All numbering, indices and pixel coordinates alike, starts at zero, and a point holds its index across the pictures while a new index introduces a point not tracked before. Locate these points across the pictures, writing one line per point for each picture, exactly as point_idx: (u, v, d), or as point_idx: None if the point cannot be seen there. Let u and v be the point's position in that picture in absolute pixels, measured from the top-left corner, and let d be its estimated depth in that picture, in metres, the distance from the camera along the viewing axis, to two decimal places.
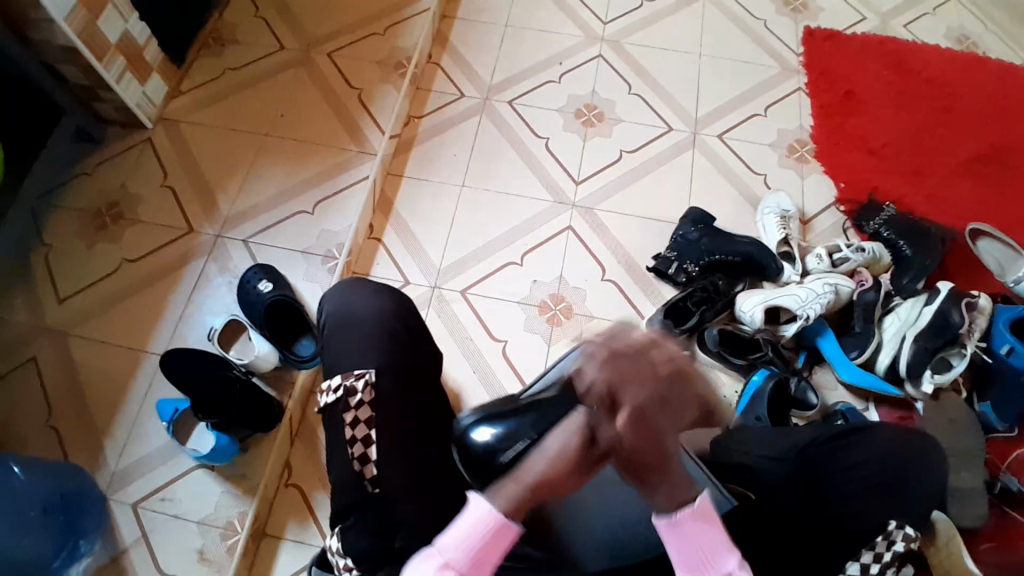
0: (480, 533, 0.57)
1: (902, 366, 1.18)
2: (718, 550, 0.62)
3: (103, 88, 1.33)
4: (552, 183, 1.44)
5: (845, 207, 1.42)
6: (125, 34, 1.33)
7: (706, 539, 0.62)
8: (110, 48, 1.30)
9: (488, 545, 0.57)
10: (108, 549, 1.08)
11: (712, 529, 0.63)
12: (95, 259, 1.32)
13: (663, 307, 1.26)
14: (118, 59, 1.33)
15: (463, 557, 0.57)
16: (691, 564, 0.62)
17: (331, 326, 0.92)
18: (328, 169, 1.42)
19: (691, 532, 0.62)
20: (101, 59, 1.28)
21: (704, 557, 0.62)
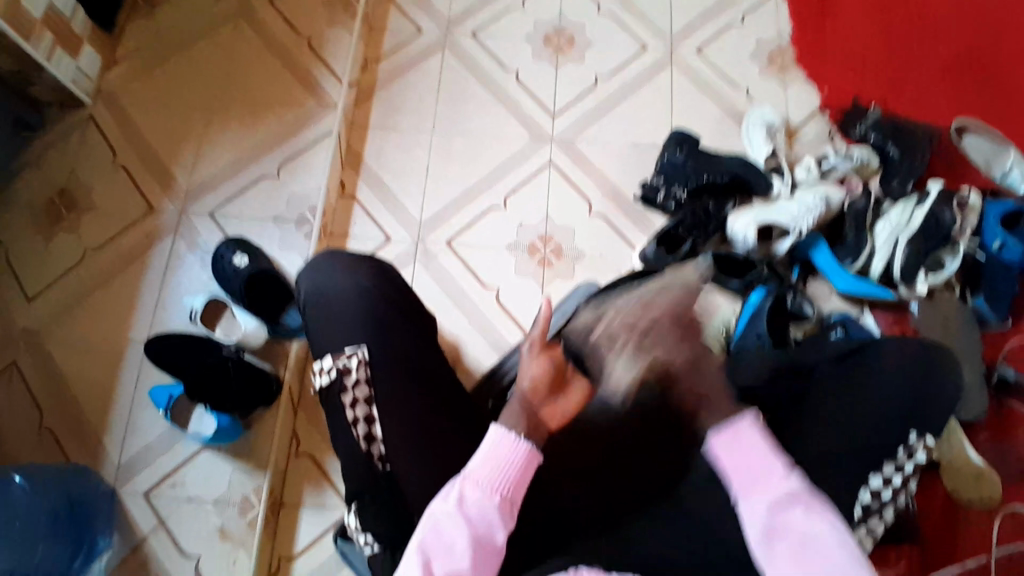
0: (496, 452, 0.73)
1: (896, 269, 1.18)
2: (763, 459, 0.72)
3: (36, 70, 1.23)
4: (528, 119, 1.37)
5: (829, 113, 1.37)
6: (50, 7, 1.21)
7: (760, 450, 0.72)
8: (37, 24, 1.18)
9: (506, 459, 0.72)
10: (128, 541, 1.07)
11: (755, 438, 0.73)
12: (57, 252, 1.24)
13: (655, 237, 1.22)
14: (47, 34, 1.21)
15: (485, 472, 0.72)
16: (742, 467, 0.72)
17: (312, 305, 0.89)
18: (288, 128, 1.34)
19: (737, 442, 0.73)
20: (29, 38, 1.17)
21: (750, 464, 0.72)
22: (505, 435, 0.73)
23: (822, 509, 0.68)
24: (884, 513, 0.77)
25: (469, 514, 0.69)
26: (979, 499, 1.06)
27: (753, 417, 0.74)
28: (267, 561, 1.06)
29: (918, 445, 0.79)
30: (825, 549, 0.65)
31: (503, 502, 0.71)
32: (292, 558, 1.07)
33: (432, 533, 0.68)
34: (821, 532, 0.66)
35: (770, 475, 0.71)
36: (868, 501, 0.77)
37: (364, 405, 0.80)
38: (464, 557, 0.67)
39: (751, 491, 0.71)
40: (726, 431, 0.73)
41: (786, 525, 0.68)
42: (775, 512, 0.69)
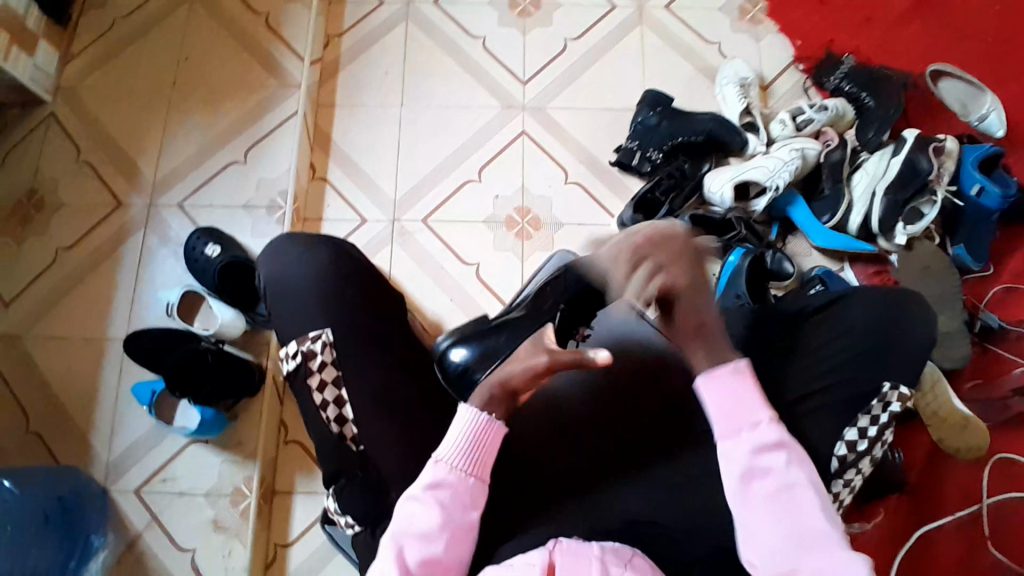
0: (466, 436, 0.74)
1: (874, 221, 1.18)
2: (750, 407, 0.73)
3: None
4: (498, 87, 1.34)
5: (803, 65, 1.35)
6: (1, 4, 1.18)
7: (746, 395, 0.73)
8: None
9: (476, 441, 0.74)
10: (123, 538, 1.07)
11: (744, 384, 0.74)
12: (27, 253, 1.22)
13: (632, 203, 1.21)
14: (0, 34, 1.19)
15: (456, 455, 0.73)
16: (728, 410, 0.73)
17: (274, 295, 0.87)
18: (252, 111, 1.30)
19: (723, 383, 0.74)
20: None
21: (737, 408, 0.73)
22: (475, 420, 0.74)
23: (799, 456, 0.71)
24: (860, 465, 0.78)
25: (443, 499, 0.71)
26: (966, 448, 1.07)
27: (749, 363, 0.75)
28: (264, 547, 1.07)
29: (892, 395, 0.79)
30: (798, 494, 0.69)
31: (477, 482, 0.73)
32: (287, 544, 1.08)
33: (406, 518, 0.70)
34: (797, 481, 0.70)
35: (758, 419, 0.72)
36: (844, 454, 0.77)
37: (333, 388, 0.80)
38: (441, 542, 0.69)
39: (735, 434, 0.72)
40: (719, 373, 0.74)
41: (765, 470, 0.71)
42: (758, 455, 0.71)
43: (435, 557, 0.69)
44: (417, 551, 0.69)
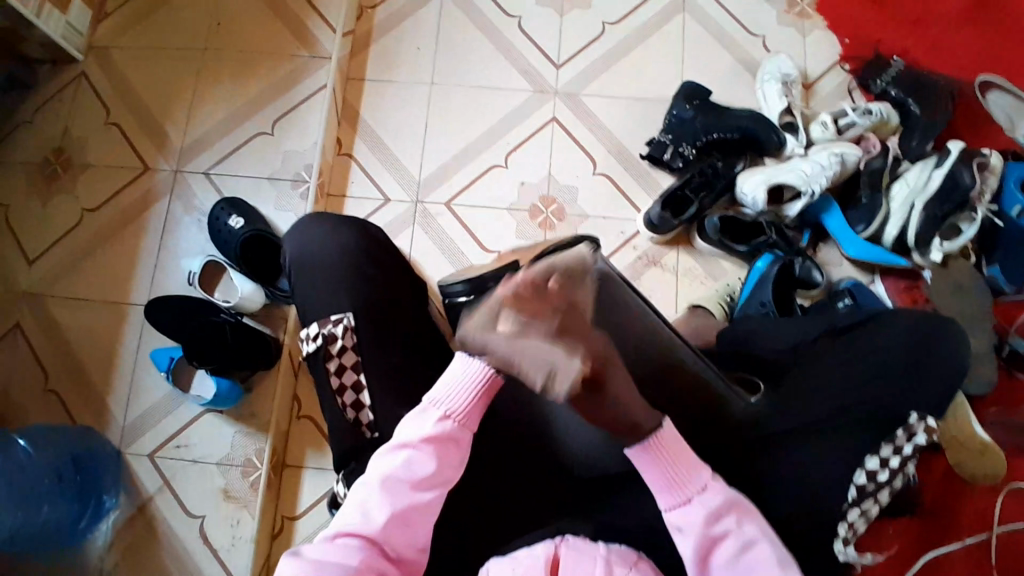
0: (469, 387, 0.72)
1: (909, 236, 1.13)
2: (689, 473, 0.68)
3: (24, 26, 1.19)
4: (531, 70, 1.31)
5: (849, 65, 1.29)
6: None
7: (681, 461, 0.68)
8: None
9: (478, 393, 0.72)
10: (133, 501, 1.10)
11: (678, 450, 0.69)
12: (54, 213, 1.23)
13: (660, 198, 1.17)
14: None
15: (457, 406, 0.72)
16: (668, 483, 0.68)
17: (296, 274, 0.87)
18: (281, 82, 1.29)
19: (655, 462, 0.68)
20: None
21: (680, 477, 0.68)
22: (481, 373, 0.71)
23: (747, 513, 0.68)
24: (879, 496, 0.75)
25: (440, 447, 0.70)
26: (981, 474, 1.05)
27: (668, 427, 0.68)
28: (271, 518, 1.10)
29: (919, 426, 0.76)
30: (756, 555, 0.66)
31: (471, 430, 0.72)
32: (295, 516, 1.10)
33: (400, 463, 0.69)
34: (754, 538, 0.67)
35: (700, 484, 0.68)
36: (863, 482, 0.74)
37: (352, 372, 0.80)
38: (432, 488, 0.69)
39: (683, 503, 0.68)
40: (644, 453, 0.68)
41: (721, 533, 0.67)
42: (708, 525, 0.67)
43: (424, 501, 0.69)
44: (408, 497, 0.68)
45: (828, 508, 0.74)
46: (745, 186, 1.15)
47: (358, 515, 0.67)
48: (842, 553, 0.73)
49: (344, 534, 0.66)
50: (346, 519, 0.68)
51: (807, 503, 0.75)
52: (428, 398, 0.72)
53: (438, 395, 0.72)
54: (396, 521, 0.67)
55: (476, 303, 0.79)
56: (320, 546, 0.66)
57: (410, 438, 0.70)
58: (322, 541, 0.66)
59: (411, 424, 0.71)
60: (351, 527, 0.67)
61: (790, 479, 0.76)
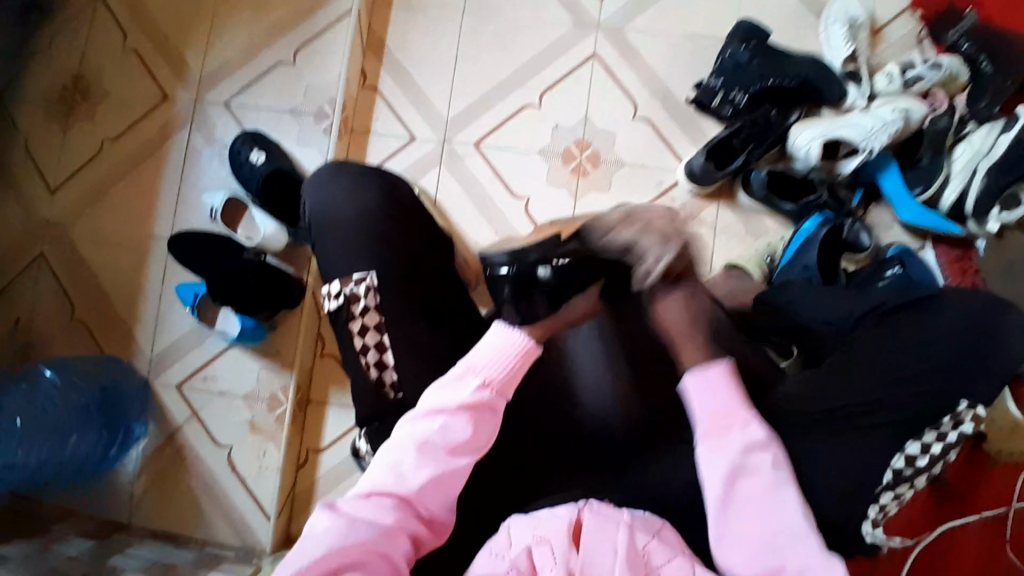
0: (508, 358, 0.72)
1: (969, 203, 1.05)
2: (736, 407, 0.70)
3: None
4: (572, 1, 1.20)
5: (921, 12, 1.16)
6: None
7: (729, 397, 0.71)
8: None
9: (516, 365, 0.72)
10: (161, 431, 1.14)
11: (732, 387, 0.71)
12: (75, 141, 1.20)
13: (705, 147, 1.09)
14: None
15: (495, 376, 0.71)
16: (717, 408, 0.70)
17: (315, 226, 0.84)
18: (304, 6, 1.21)
19: (709, 380, 0.71)
20: None
21: (726, 408, 0.70)
22: (523, 344, 0.72)
23: (785, 456, 0.68)
24: (914, 481, 0.73)
25: (477, 413, 0.69)
26: (1009, 453, 1.03)
27: (730, 365, 0.72)
28: (296, 450, 1.12)
29: (967, 414, 0.74)
30: (786, 494, 0.66)
31: (506, 400, 0.72)
32: (320, 450, 1.12)
33: (437, 427, 0.68)
34: (785, 478, 0.67)
35: (747, 416, 0.70)
36: (901, 467, 0.72)
37: (374, 334, 0.78)
38: (466, 453, 0.68)
39: (724, 433, 0.69)
40: (709, 371, 0.72)
41: (754, 467, 0.67)
42: (745, 454, 0.67)
43: (457, 469, 0.68)
44: (444, 461, 0.67)
45: (857, 496, 0.71)
46: (799, 140, 1.07)
47: (390, 474, 0.66)
48: (869, 535, 0.72)
49: (377, 493, 0.65)
50: (379, 479, 0.66)
51: (838, 493, 0.71)
52: (467, 366, 0.72)
53: (476, 364, 0.72)
54: (431, 485, 0.66)
55: (520, 275, 0.72)
56: (353, 504, 0.65)
57: (448, 402, 0.69)
58: (355, 500, 0.65)
59: (448, 390, 0.70)
60: (384, 487, 0.66)
61: (821, 465, 0.72)
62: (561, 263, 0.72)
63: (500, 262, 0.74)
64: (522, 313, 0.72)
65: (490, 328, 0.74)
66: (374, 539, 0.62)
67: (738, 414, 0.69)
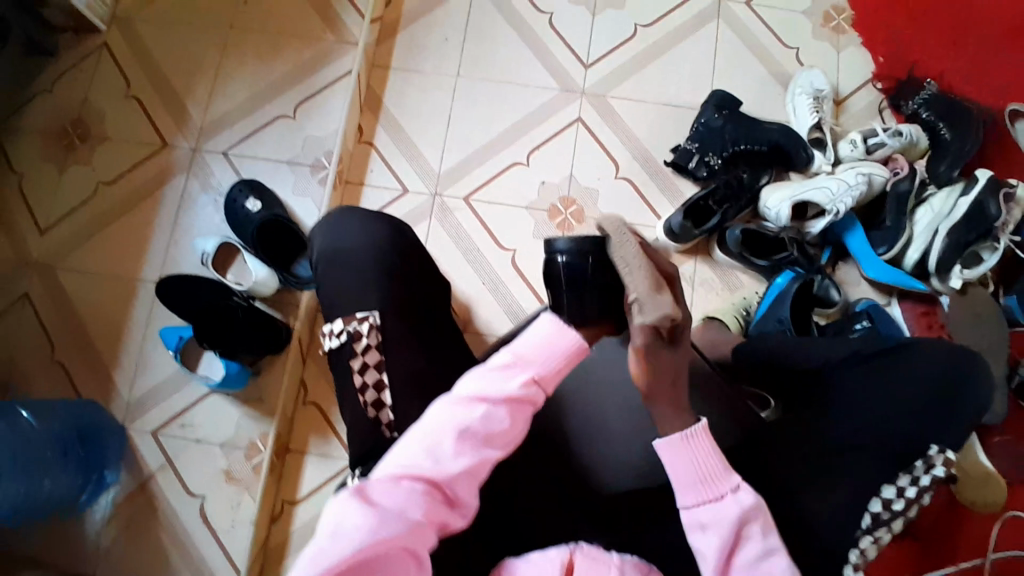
0: (558, 353, 0.71)
1: (931, 261, 1.12)
2: (720, 473, 0.68)
3: None
4: (559, 68, 1.29)
5: (881, 84, 1.27)
6: None
7: (713, 463, 0.68)
8: None
9: (563, 364, 0.71)
10: (134, 478, 1.10)
11: (713, 455, 0.68)
12: (69, 184, 1.22)
13: (683, 207, 1.14)
14: None
15: (541, 370, 0.71)
16: (698, 479, 0.68)
17: (327, 259, 0.89)
18: (305, 64, 1.27)
19: (689, 454, 0.68)
20: None
21: (710, 475, 0.68)
22: (574, 345, 0.72)
23: (771, 522, 0.67)
24: (893, 525, 0.74)
25: (517, 405, 0.69)
26: (982, 502, 1.04)
27: (705, 429, 0.69)
28: (271, 502, 1.09)
29: (937, 458, 0.76)
30: (777, 564, 0.65)
31: (546, 393, 0.72)
32: (296, 502, 1.09)
33: (478, 415, 0.67)
34: (774, 546, 0.66)
35: (734, 484, 0.67)
36: (878, 511, 0.74)
37: (374, 372, 0.80)
38: (500, 443, 0.67)
39: (711, 502, 0.67)
40: (690, 441, 0.68)
41: (747, 536, 0.66)
42: (735, 525, 0.65)
43: (490, 458, 0.67)
44: (479, 452, 0.66)
45: (838, 534, 0.73)
46: (771, 200, 1.14)
47: (426, 458, 0.65)
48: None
49: (409, 477, 0.63)
50: (412, 461, 0.64)
51: (820, 528, 0.74)
52: (517, 357, 0.70)
53: (526, 356, 0.71)
54: (466, 475, 0.65)
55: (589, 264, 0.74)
56: (383, 489, 0.61)
57: (493, 392, 0.68)
58: (384, 482, 0.62)
59: (493, 378, 0.69)
60: (420, 470, 0.64)
61: (804, 504, 0.75)
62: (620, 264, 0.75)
63: (559, 247, 0.76)
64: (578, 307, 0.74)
65: (539, 319, 0.73)
66: (405, 535, 0.57)
67: (723, 482, 0.67)
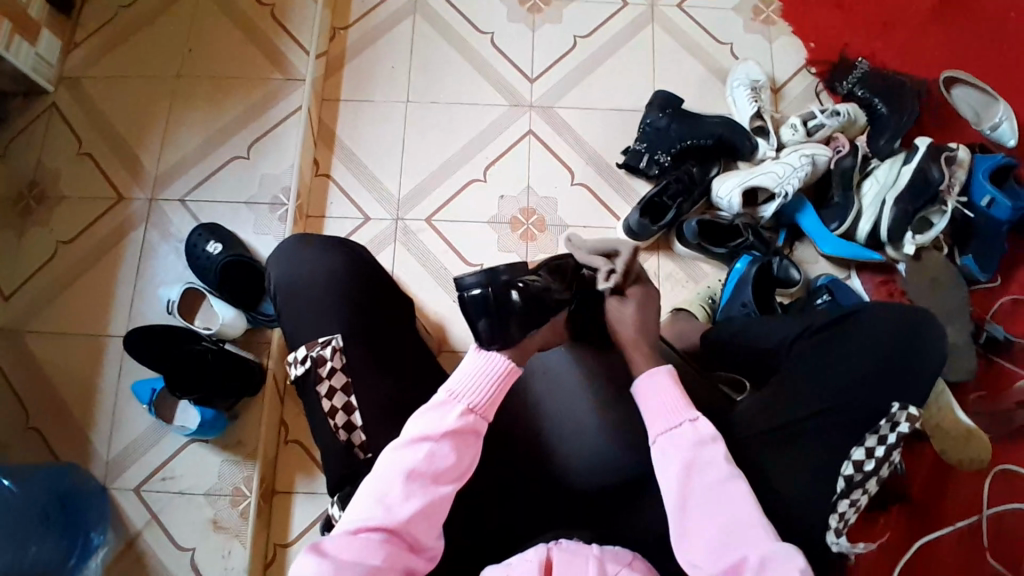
0: (489, 382, 0.74)
1: (882, 231, 1.16)
2: (683, 407, 0.74)
3: None
4: (506, 85, 1.32)
5: (816, 69, 1.33)
6: None
7: (676, 396, 0.75)
8: None
9: (497, 386, 0.75)
10: (121, 536, 1.07)
11: (676, 390, 0.76)
12: (28, 247, 1.21)
13: (639, 205, 1.18)
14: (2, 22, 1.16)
15: (477, 401, 0.74)
16: (664, 409, 0.74)
17: (284, 293, 0.89)
18: (255, 105, 1.28)
19: (654, 385, 0.76)
20: None
21: (673, 406, 0.74)
22: (503, 366, 0.75)
23: (732, 455, 0.71)
24: (867, 485, 0.78)
25: (459, 439, 0.71)
26: (968, 460, 1.05)
27: (671, 370, 0.78)
28: (263, 546, 1.07)
29: (901, 415, 0.79)
30: (735, 486, 0.68)
31: (487, 422, 0.74)
32: (287, 544, 1.08)
33: (422, 455, 0.69)
34: (735, 473, 0.69)
35: (694, 416, 0.73)
36: (851, 473, 0.77)
37: (342, 395, 0.81)
38: (449, 479, 0.70)
39: (671, 429, 0.73)
40: (655, 377, 0.77)
41: (707, 462, 0.70)
42: (696, 450, 0.71)
43: (443, 496, 0.69)
44: (429, 490, 0.68)
45: (818, 502, 0.76)
46: (722, 190, 1.18)
47: (378, 508, 0.67)
48: (835, 543, 0.76)
49: (365, 529, 0.65)
50: (366, 513, 0.67)
51: (801, 498, 0.76)
52: (449, 393, 0.74)
53: (457, 390, 0.74)
54: (420, 515, 0.67)
55: (494, 298, 0.74)
56: (341, 543, 0.64)
57: (432, 430, 0.71)
58: (342, 537, 0.65)
59: (431, 417, 0.72)
60: (374, 522, 0.66)
61: (782, 477, 0.77)
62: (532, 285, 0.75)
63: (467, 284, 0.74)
64: (498, 339, 0.74)
65: (467, 356, 0.76)
66: None
67: (688, 409, 0.73)
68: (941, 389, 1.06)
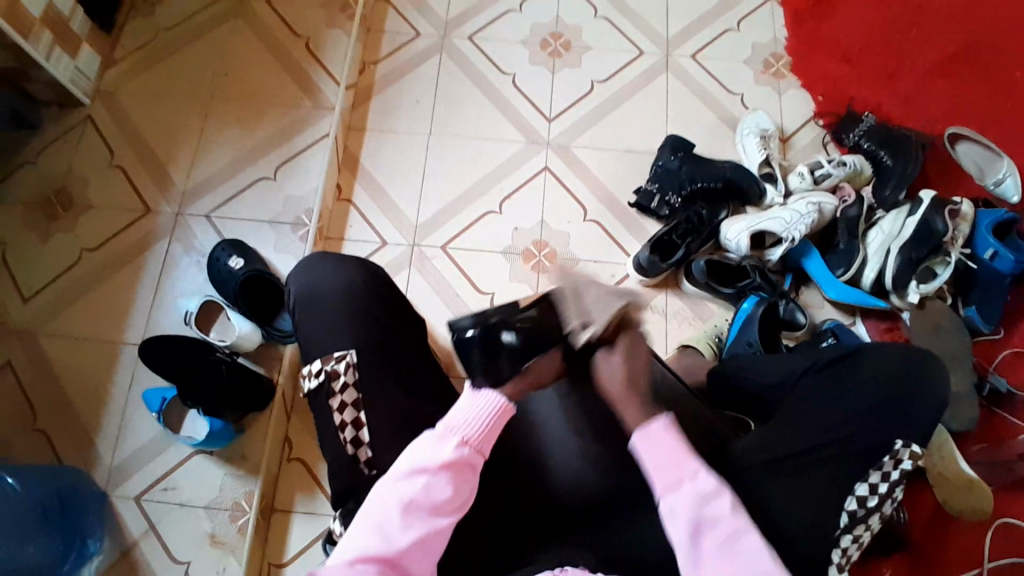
0: (485, 417, 0.76)
1: (887, 279, 1.19)
2: (684, 460, 0.74)
3: (32, 67, 1.23)
4: (524, 122, 1.38)
5: (823, 120, 1.38)
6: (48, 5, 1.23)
7: (676, 450, 0.74)
8: (36, 24, 1.20)
9: (493, 423, 0.76)
10: (118, 545, 1.07)
11: (677, 443, 0.75)
12: (52, 252, 1.24)
13: (648, 243, 1.21)
14: (45, 34, 1.22)
15: (472, 433, 0.75)
16: (665, 469, 0.73)
17: (301, 310, 0.92)
18: (283, 130, 1.34)
19: (657, 443, 0.75)
20: (28, 36, 1.18)
21: (674, 461, 0.74)
22: (498, 403, 0.76)
23: (738, 503, 0.72)
24: (869, 521, 0.78)
25: (455, 473, 0.72)
26: (971, 510, 1.05)
27: (667, 421, 0.76)
28: (258, 564, 1.07)
29: (904, 453, 0.79)
30: (748, 538, 0.70)
31: (483, 456, 0.75)
32: (282, 564, 1.07)
33: (419, 488, 0.70)
34: (743, 524, 0.71)
35: (694, 468, 0.73)
36: (853, 508, 0.77)
37: (352, 410, 0.83)
38: (445, 512, 0.71)
39: (676, 486, 0.73)
40: (652, 431, 0.75)
41: (713, 518, 0.71)
42: (702, 507, 0.71)
43: (438, 530, 0.70)
44: (426, 522, 0.69)
45: (817, 537, 0.77)
46: (731, 232, 1.21)
47: (375, 539, 0.68)
48: None
49: (363, 559, 0.66)
50: (364, 543, 0.68)
51: (798, 534, 0.77)
52: (446, 426, 0.75)
53: (453, 423, 0.75)
54: (416, 546, 0.68)
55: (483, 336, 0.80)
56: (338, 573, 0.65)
57: (428, 463, 0.72)
58: (340, 568, 0.66)
59: (427, 450, 0.73)
60: (370, 553, 0.67)
61: (780, 511, 0.78)
62: (523, 330, 0.80)
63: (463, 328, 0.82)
64: (492, 376, 0.79)
65: (461, 394, 0.78)
66: None
67: (692, 468, 0.73)
68: (942, 436, 1.06)
